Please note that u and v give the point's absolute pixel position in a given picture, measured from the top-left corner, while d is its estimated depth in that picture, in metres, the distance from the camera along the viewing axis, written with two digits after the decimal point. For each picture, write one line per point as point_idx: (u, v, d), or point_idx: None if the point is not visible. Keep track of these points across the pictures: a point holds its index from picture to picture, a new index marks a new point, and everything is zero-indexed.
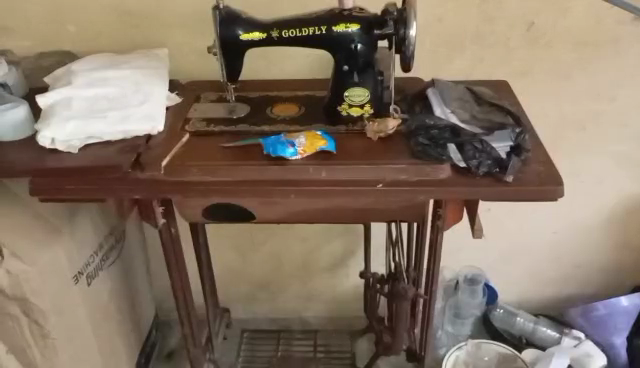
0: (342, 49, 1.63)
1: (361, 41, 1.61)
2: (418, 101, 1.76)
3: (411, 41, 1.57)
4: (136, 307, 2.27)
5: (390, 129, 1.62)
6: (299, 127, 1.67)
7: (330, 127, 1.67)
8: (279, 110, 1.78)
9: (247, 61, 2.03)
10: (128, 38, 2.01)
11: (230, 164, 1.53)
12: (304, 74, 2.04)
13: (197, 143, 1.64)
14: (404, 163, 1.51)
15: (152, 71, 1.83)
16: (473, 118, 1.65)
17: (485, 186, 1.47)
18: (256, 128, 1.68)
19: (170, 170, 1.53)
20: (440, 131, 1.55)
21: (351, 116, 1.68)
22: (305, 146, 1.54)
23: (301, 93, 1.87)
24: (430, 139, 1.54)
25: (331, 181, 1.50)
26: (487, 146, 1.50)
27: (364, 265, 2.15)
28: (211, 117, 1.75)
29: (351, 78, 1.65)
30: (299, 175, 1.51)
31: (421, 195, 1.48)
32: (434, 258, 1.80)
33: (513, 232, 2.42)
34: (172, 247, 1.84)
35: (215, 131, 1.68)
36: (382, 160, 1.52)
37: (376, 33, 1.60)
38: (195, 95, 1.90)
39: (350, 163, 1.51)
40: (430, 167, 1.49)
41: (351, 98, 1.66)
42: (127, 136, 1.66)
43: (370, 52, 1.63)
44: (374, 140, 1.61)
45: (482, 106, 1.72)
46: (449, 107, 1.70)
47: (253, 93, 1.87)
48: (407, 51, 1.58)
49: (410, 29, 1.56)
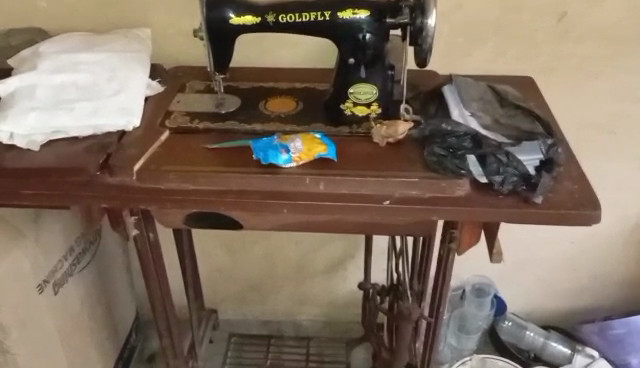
0: (348, 38, 1.40)
1: (371, 30, 1.39)
2: (433, 100, 1.54)
3: (429, 32, 1.34)
4: (114, 311, 2.08)
5: (399, 135, 1.40)
6: (296, 127, 1.46)
7: (331, 128, 1.46)
8: (273, 105, 1.56)
9: (240, 45, 1.79)
10: (106, 16, 1.78)
11: (215, 170, 1.32)
12: (302, 63, 1.81)
13: (177, 142, 1.42)
14: (416, 176, 1.30)
15: (131, 55, 1.61)
16: (496, 124, 1.44)
17: (509, 207, 1.26)
18: (246, 127, 1.46)
19: (144, 174, 1.32)
20: (458, 138, 1.34)
21: (355, 116, 1.47)
22: (302, 152, 1.33)
23: (300, 85, 1.65)
24: (446, 148, 1.33)
25: (330, 195, 1.29)
26: (513, 160, 1.28)
27: (364, 275, 1.96)
28: (196, 111, 1.53)
29: (357, 72, 1.43)
30: (293, 186, 1.30)
31: (434, 215, 1.27)
32: (442, 276, 1.61)
33: (526, 241, 2.22)
34: (151, 254, 1.64)
35: (199, 129, 1.46)
36: (391, 171, 1.31)
37: (389, 22, 1.37)
38: (180, 83, 1.67)
39: (353, 174, 1.30)
40: (446, 183, 1.28)
41: (357, 95, 1.45)
42: (98, 132, 1.44)
43: (381, 44, 1.40)
44: (381, 147, 1.40)
45: (506, 109, 1.50)
46: (468, 109, 1.48)
47: (246, 84, 1.65)
48: (424, 44, 1.36)
49: (428, 18, 1.33)
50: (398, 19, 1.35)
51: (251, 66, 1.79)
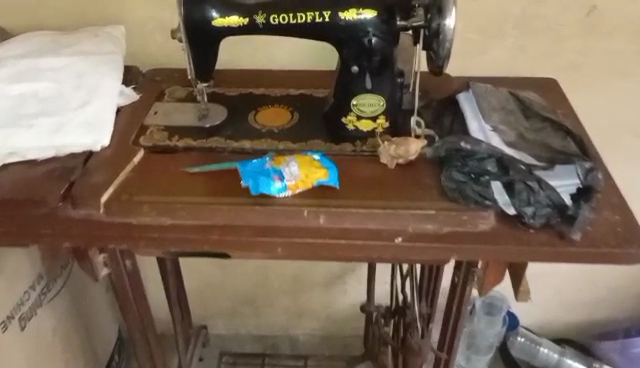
0: (352, 42, 1.20)
1: (378, 34, 1.18)
2: (447, 111, 1.34)
3: (447, 36, 1.14)
4: (94, 336, 1.90)
5: (411, 155, 1.20)
6: (291, 145, 1.26)
7: (331, 145, 1.26)
8: (264, 117, 1.35)
9: (227, 45, 1.58)
10: (73, 12, 1.56)
11: (195, 201, 1.12)
12: (295, 64, 1.60)
13: (152, 164, 1.22)
14: (431, 207, 1.11)
15: (100, 58, 1.39)
16: (522, 140, 1.24)
17: (542, 244, 1.08)
18: (234, 145, 1.27)
19: (113, 207, 1.12)
20: (480, 161, 1.14)
21: (359, 131, 1.28)
22: (298, 179, 1.14)
23: (295, 91, 1.45)
24: (466, 174, 1.13)
25: (332, 230, 1.10)
26: (546, 189, 1.09)
27: (367, 298, 1.80)
28: (176, 125, 1.33)
29: (362, 82, 1.23)
30: (288, 220, 1.11)
31: (454, 255, 1.09)
32: (456, 307, 1.43)
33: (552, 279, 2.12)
34: (129, 285, 1.45)
35: (179, 148, 1.26)
36: (402, 201, 1.12)
37: (400, 24, 1.17)
38: (158, 90, 1.47)
39: (358, 205, 1.12)
40: (468, 215, 1.10)
41: (361, 108, 1.26)
42: (62, 153, 1.23)
43: (390, 49, 1.20)
44: (390, 169, 1.20)
45: (531, 122, 1.31)
46: (489, 122, 1.29)
47: (233, 91, 1.44)
48: (441, 50, 1.15)
49: (446, 19, 1.12)
50: (411, 20, 1.15)
51: (239, 68, 1.58)
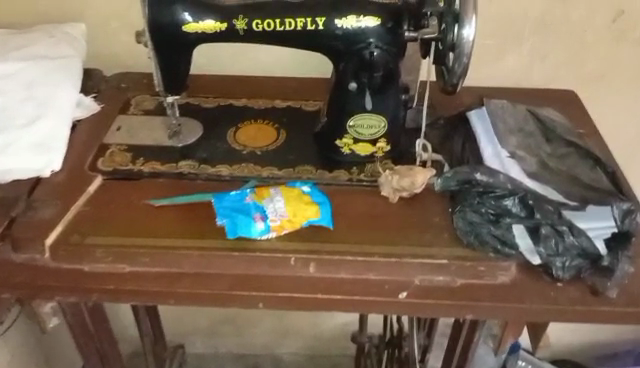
0: (350, 55, 1.02)
1: (381, 45, 1.00)
2: (457, 132, 1.17)
3: (464, 50, 0.94)
4: (56, 364, 1.71)
5: (417, 188, 1.03)
6: (277, 173, 1.08)
7: (323, 173, 1.08)
8: (246, 135, 1.17)
9: (205, 48, 1.38)
10: (27, 7, 1.35)
11: (161, 244, 0.94)
12: (278, 70, 1.41)
13: (111, 195, 1.03)
14: (443, 256, 0.93)
15: (52, 62, 1.19)
16: (545, 170, 1.08)
17: (572, 303, 0.92)
18: (210, 172, 1.08)
19: (60, 251, 0.94)
20: (499, 199, 0.97)
21: (355, 156, 1.10)
22: (284, 219, 0.96)
23: (281, 104, 1.26)
24: (481, 214, 0.96)
25: (324, 281, 0.93)
26: (579, 235, 0.92)
27: (359, 329, 1.63)
28: (141, 145, 1.14)
29: (360, 100, 1.05)
30: (271, 269, 0.93)
31: (468, 313, 0.92)
32: (461, 351, 1.28)
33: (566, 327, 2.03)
34: (91, 323, 1.26)
35: (144, 174, 1.07)
36: (408, 247, 0.95)
37: (408, 35, 0.99)
38: (123, 99, 1.27)
39: (356, 251, 0.93)
40: (486, 266, 0.93)
41: (358, 129, 1.08)
42: (4, 180, 1.05)
43: (395, 64, 1.02)
44: (392, 204, 1.02)
45: (553, 146, 1.14)
46: (506, 148, 1.11)
47: (210, 103, 1.25)
48: (456, 67, 0.96)
49: (464, 28, 0.92)
50: (422, 32, 0.97)
51: (216, 75, 1.38)
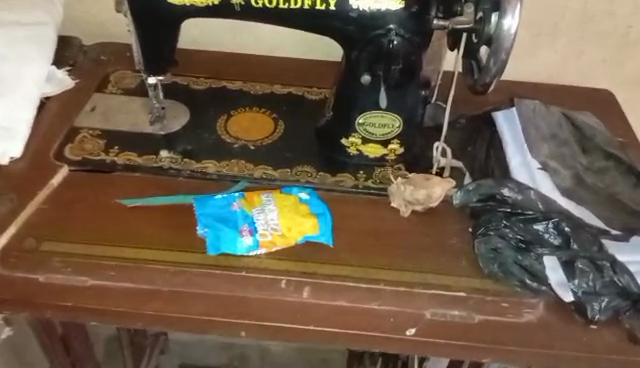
0: (365, 42, 0.86)
1: (403, 33, 0.84)
2: (480, 135, 1.02)
3: (503, 43, 0.78)
4: None
5: (433, 201, 0.89)
6: (272, 173, 0.93)
7: (325, 176, 0.93)
8: (238, 125, 1.01)
9: (195, 20, 1.20)
10: None
11: (131, 256, 0.81)
12: (278, 49, 1.22)
13: (78, 191, 0.89)
14: (459, 287, 0.80)
15: (20, 28, 1.03)
16: (581, 186, 0.94)
17: (608, 350, 0.77)
18: (195, 168, 0.94)
19: (12, 258, 0.80)
20: (529, 223, 0.83)
21: (363, 158, 0.96)
22: (276, 233, 0.83)
23: (281, 89, 1.10)
24: (507, 239, 0.82)
25: (318, 309, 0.78)
26: (623, 274, 0.78)
27: None
28: (117, 130, 0.99)
29: (373, 96, 0.90)
30: (259, 291, 0.78)
31: (488, 357, 0.77)
32: None
33: None
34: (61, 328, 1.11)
35: (117, 167, 0.93)
36: (419, 275, 0.81)
37: (436, 23, 0.83)
38: (101, 75, 1.11)
39: (358, 277, 0.80)
40: (509, 302, 0.80)
41: (368, 129, 0.93)
42: None
43: (417, 56, 0.86)
44: (404, 219, 0.89)
45: (589, 158, 0.99)
46: (536, 157, 0.97)
47: (201, 84, 1.09)
48: (492, 64, 0.80)
49: (504, 17, 0.77)
50: (455, 20, 0.81)
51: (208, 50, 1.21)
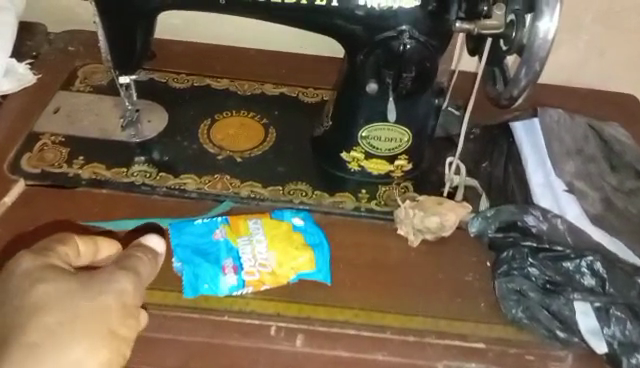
0: (373, 45, 0.73)
1: (417, 35, 0.71)
2: (497, 147, 0.89)
3: (538, 51, 0.65)
4: None
5: (447, 230, 0.77)
6: (261, 191, 0.81)
7: (322, 196, 0.81)
8: (223, 132, 0.88)
9: (171, 13, 1.04)
10: None
11: None
12: (264, 46, 1.06)
13: (35, 210, 0.78)
14: (478, 337, 0.69)
15: None
16: (610, 211, 0.83)
17: None
18: (172, 184, 0.81)
19: None
20: (557, 261, 0.72)
21: (365, 175, 0.84)
22: (266, 272, 0.71)
23: (271, 88, 0.95)
24: (532, 280, 0.71)
25: (312, 360, 0.67)
26: None
27: None
28: (83, 137, 0.86)
29: (380, 106, 0.78)
30: (245, 338, 0.67)
31: None
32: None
33: None
34: None
35: (81, 183, 0.81)
36: (430, 320, 0.70)
37: (458, 25, 0.71)
38: (68, 69, 0.97)
39: (359, 321, 0.69)
40: (535, 354, 0.69)
41: (372, 142, 0.81)
42: None
43: (433, 62, 0.73)
44: (413, 250, 0.77)
45: (619, 177, 0.87)
46: (561, 177, 0.84)
47: (181, 82, 0.95)
48: (522, 76, 0.68)
49: (540, 20, 0.65)
50: (482, 24, 0.68)
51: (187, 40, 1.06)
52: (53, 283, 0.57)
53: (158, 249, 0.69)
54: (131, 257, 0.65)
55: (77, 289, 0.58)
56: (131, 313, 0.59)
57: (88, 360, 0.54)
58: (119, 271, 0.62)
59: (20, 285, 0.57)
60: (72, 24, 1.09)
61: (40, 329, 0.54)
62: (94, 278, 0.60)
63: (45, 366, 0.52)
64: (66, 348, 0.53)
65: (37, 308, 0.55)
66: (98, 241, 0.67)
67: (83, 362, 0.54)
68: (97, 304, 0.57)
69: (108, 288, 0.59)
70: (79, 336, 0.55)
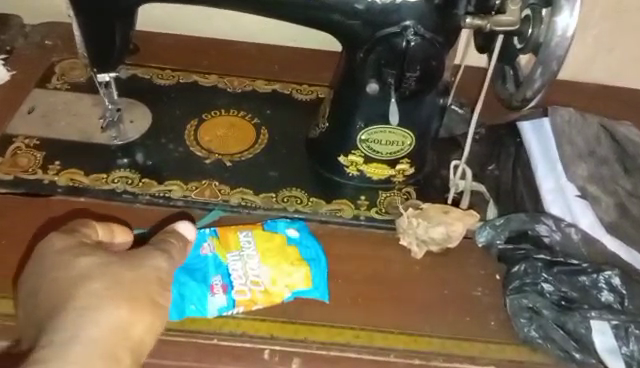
0: (374, 41, 0.67)
1: (422, 32, 0.65)
2: (504, 149, 0.83)
3: (556, 49, 0.61)
4: None
5: (452, 241, 0.72)
6: (252, 199, 0.75)
7: (318, 204, 0.75)
8: (211, 133, 0.82)
9: (153, 7, 0.97)
10: None
11: None
12: (252, 39, 0.99)
13: (9, 223, 0.72)
14: (487, 360, 0.65)
15: None
16: (625, 218, 0.77)
17: None
18: (157, 192, 0.76)
19: None
20: (573, 275, 0.67)
21: (365, 180, 0.77)
22: (257, 290, 0.66)
23: (263, 84, 0.89)
24: (546, 297, 0.66)
25: None
26: None
27: None
28: (61, 140, 0.79)
29: (382, 108, 0.72)
30: (233, 362, 0.62)
31: None
32: None
33: None
34: None
35: (58, 190, 0.75)
36: (436, 341, 0.66)
37: (469, 22, 0.65)
38: (45, 64, 0.90)
39: (359, 343, 0.65)
40: None
41: (372, 146, 0.75)
42: None
43: (439, 60, 0.67)
44: (416, 262, 0.72)
45: (635, 180, 0.81)
46: (573, 181, 0.79)
47: (166, 79, 0.88)
48: (537, 76, 0.63)
49: (558, 14, 0.60)
50: (496, 20, 0.63)
51: (172, 31, 0.99)
52: (94, 257, 0.59)
53: (188, 236, 0.67)
54: (155, 242, 0.65)
55: (117, 261, 0.60)
56: (166, 287, 0.61)
57: (133, 322, 0.55)
58: (129, 268, 0.59)
59: (58, 264, 0.59)
60: (48, 13, 1.01)
61: (84, 295, 0.55)
62: (132, 253, 0.62)
63: (98, 326, 0.53)
64: (111, 311, 0.54)
65: (80, 278, 0.57)
66: (114, 229, 0.66)
67: (127, 324, 0.55)
68: (137, 275, 0.59)
69: (142, 263, 0.61)
70: (122, 300, 0.56)
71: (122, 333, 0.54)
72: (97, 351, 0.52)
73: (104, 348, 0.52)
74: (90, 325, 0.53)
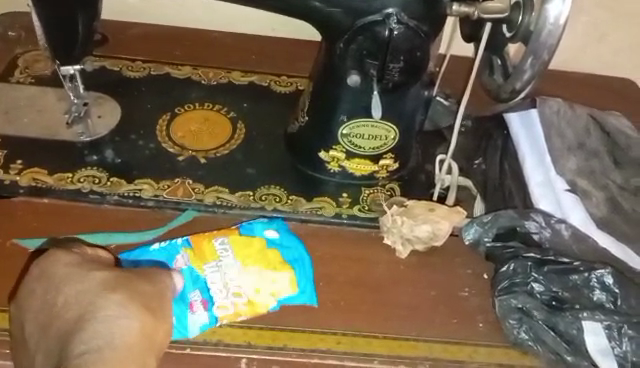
0: (355, 30, 0.64)
1: (406, 19, 0.62)
2: (491, 142, 0.80)
3: (547, 39, 0.58)
4: None
5: (439, 240, 0.69)
6: (228, 198, 0.71)
7: (298, 202, 0.72)
8: (184, 129, 0.78)
9: None
10: None
11: None
12: (227, 27, 0.94)
13: None
14: (478, 364, 0.62)
15: None
16: (616, 213, 0.75)
17: None
18: (126, 192, 0.71)
19: None
20: (565, 274, 0.64)
21: (346, 177, 0.74)
22: (241, 302, 0.63)
23: (239, 75, 0.84)
24: (537, 297, 0.63)
25: None
26: None
27: None
28: (25, 138, 0.74)
29: (363, 100, 0.68)
30: None
31: None
32: None
33: None
34: None
35: (20, 191, 0.70)
36: (425, 345, 0.63)
37: (456, 9, 0.62)
38: (7, 56, 0.84)
39: (342, 350, 0.61)
40: None
41: (353, 140, 0.71)
42: None
43: (424, 51, 0.64)
44: (401, 262, 0.68)
45: (625, 173, 0.78)
46: (562, 175, 0.76)
47: (136, 71, 0.83)
48: (527, 67, 0.60)
49: (550, 1, 0.57)
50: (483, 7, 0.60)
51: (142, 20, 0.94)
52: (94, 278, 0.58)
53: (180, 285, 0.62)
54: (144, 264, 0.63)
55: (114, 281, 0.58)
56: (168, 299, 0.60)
57: (154, 331, 0.56)
58: None
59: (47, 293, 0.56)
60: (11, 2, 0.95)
61: (103, 309, 0.54)
62: (140, 269, 0.61)
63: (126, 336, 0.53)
64: (131, 321, 0.54)
65: (96, 290, 0.57)
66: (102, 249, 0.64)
67: (151, 330, 0.56)
68: (148, 289, 0.59)
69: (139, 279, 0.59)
70: (136, 310, 0.55)
71: (148, 337, 0.55)
72: (130, 356, 0.52)
73: (136, 354, 0.52)
74: (117, 334, 0.52)
